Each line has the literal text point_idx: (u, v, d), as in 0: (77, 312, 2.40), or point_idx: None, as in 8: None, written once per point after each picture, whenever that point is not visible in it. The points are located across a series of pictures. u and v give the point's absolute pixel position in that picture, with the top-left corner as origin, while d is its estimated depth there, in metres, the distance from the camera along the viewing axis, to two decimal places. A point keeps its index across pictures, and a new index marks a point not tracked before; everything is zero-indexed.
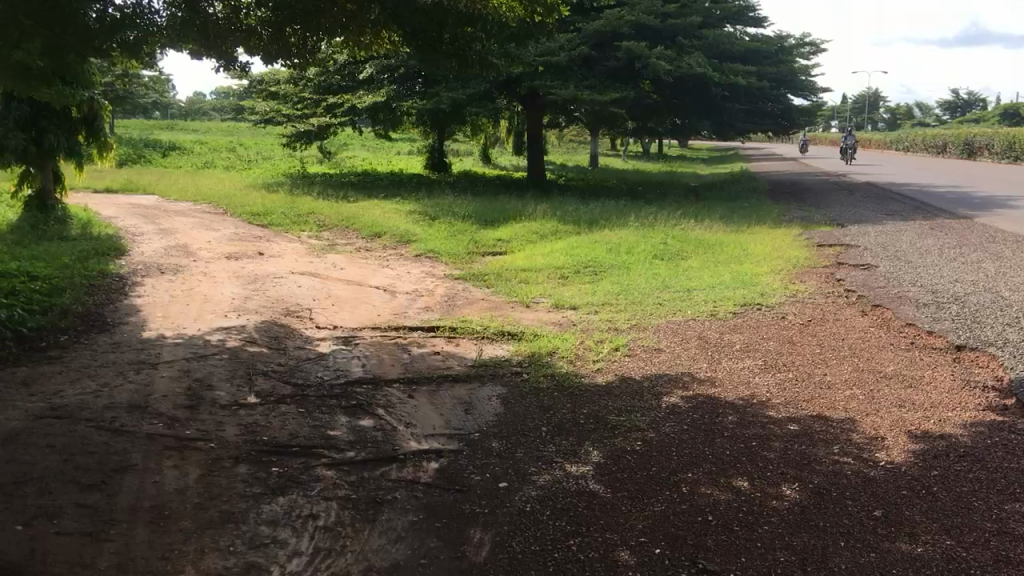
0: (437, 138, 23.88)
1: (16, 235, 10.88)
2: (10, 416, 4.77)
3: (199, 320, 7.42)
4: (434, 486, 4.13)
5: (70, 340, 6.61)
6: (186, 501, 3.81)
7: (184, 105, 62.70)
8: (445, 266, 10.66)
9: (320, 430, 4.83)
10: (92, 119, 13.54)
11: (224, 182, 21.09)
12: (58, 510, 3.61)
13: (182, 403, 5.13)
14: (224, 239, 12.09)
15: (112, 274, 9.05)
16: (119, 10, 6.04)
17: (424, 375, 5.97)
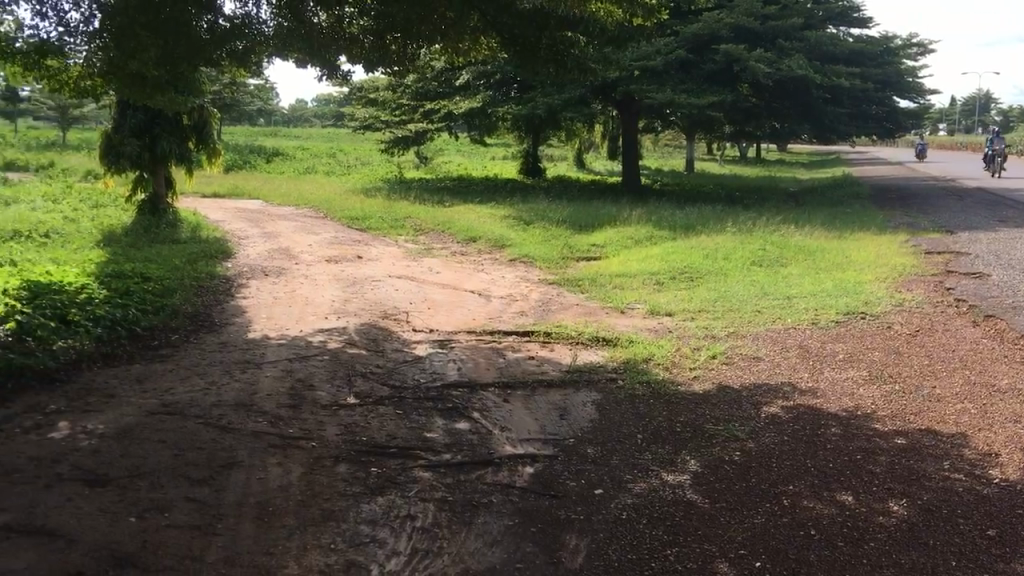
0: (532, 143, 23.95)
1: (131, 237, 11.37)
2: (125, 411, 4.98)
3: (300, 322, 7.62)
4: (530, 491, 4.14)
5: (180, 339, 6.87)
6: (289, 498, 3.91)
7: (288, 112, 64.51)
8: (539, 270, 10.68)
9: (417, 432, 4.90)
10: (202, 126, 14.05)
11: (324, 187, 21.60)
12: (170, 503, 3.75)
13: (285, 402, 5.27)
14: (324, 243, 12.38)
15: (219, 276, 9.37)
16: (229, 21, 6.63)
17: (519, 380, 5.99)
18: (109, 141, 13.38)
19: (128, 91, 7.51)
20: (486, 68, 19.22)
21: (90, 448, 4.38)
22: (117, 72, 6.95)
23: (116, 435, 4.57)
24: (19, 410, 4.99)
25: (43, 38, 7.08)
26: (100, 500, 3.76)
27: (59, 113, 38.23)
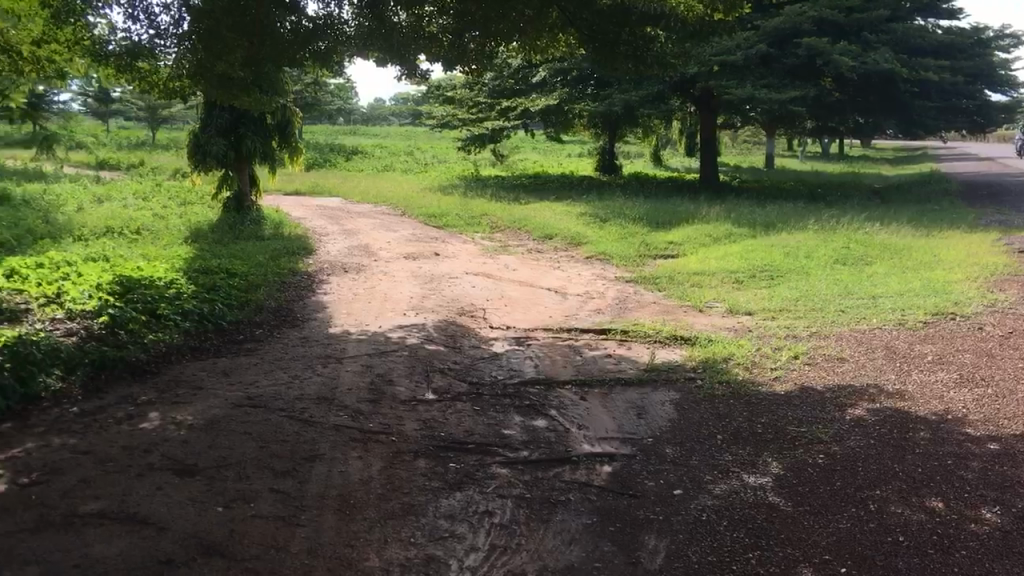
0: (609, 140, 23.82)
1: (217, 234, 11.68)
2: (212, 403, 5.12)
3: (380, 317, 7.72)
4: (609, 490, 4.12)
5: (264, 333, 7.03)
6: (370, 491, 3.97)
7: (367, 111, 65.45)
8: (616, 268, 10.62)
9: (495, 428, 4.92)
10: (285, 125, 14.36)
11: (402, 184, 21.86)
12: (255, 494, 3.84)
13: (365, 397, 5.35)
14: (403, 240, 12.53)
15: (301, 272, 9.56)
16: (312, 22, 6.79)
17: (597, 378, 5.96)
18: (197, 140, 13.79)
19: (215, 92, 7.76)
20: (563, 65, 19.20)
21: (179, 438, 4.51)
22: (205, 73, 7.18)
23: (204, 426, 4.70)
24: (113, 400, 5.17)
25: (136, 41, 7.38)
26: (189, 489, 3.87)
27: (149, 114, 39.50)
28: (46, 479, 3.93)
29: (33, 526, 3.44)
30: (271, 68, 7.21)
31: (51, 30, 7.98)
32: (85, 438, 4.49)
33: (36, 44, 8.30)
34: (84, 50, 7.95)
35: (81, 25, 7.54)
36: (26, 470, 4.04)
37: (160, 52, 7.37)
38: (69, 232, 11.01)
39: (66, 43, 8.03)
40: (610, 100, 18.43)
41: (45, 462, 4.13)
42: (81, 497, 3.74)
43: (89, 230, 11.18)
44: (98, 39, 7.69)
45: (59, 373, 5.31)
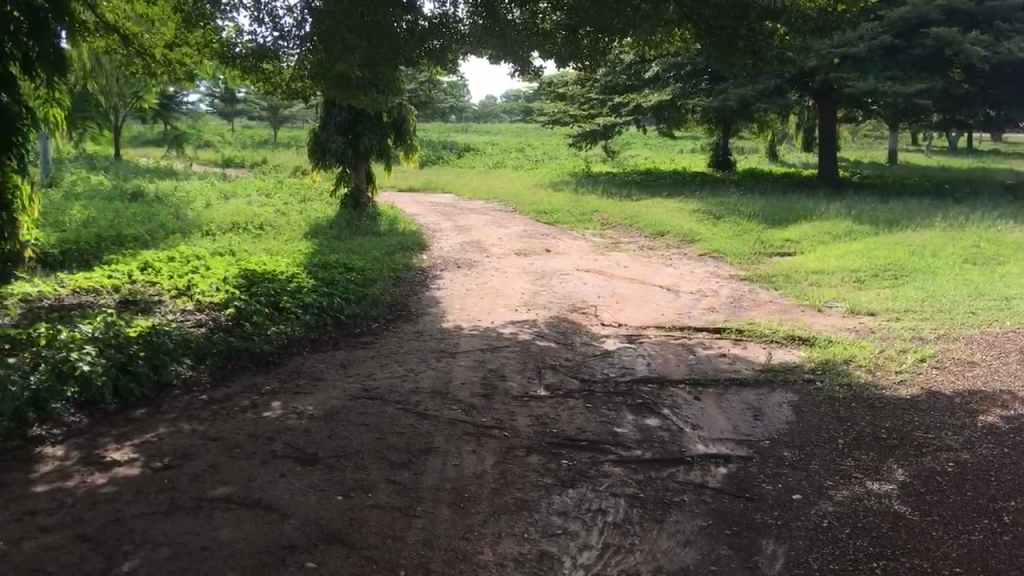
0: (723, 136, 23.38)
1: (335, 230, 12.01)
2: (331, 394, 5.27)
3: (492, 313, 7.78)
4: (724, 492, 4.04)
5: (380, 327, 7.19)
6: (484, 486, 4.00)
7: (479, 109, 66.13)
8: (730, 266, 10.41)
9: (607, 426, 4.89)
10: (400, 124, 14.68)
11: (512, 181, 22.01)
12: (373, 485, 3.93)
13: (478, 392, 5.40)
14: (514, 237, 12.59)
15: (416, 267, 9.73)
16: (428, 21, 7.00)
17: (711, 378, 5.86)
18: (316, 138, 14.21)
19: (334, 92, 7.97)
20: (677, 60, 18.94)
21: (300, 428, 4.65)
22: (326, 73, 7.38)
23: (324, 416, 4.84)
24: (238, 389, 5.38)
25: (261, 42, 7.65)
26: (310, 478, 3.99)
27: (271, 113, 40.90)
28: (178, 463, 4.12)
29: (166, 508, 3.60)
30: (389, 68, 7.37)
31: (182, 34, 8.34)
32: (213, 425, 4.68)
33: (168, 47, 8.68)
34: (212, 53, 8.29)
35: (210, 29, 7.86)
36: (159, 454, 4.24)
37: (283, 53, 7.62)
38: (198, 227, 11.51)
39: (197, 46, 8.38)
40: (725, 95, 18.09)
41: (177, 447, 4.33)
42: (209, 482, 3.90)
43: (216, 226, 11.66)
44: (225, 41, 8.00)
45: (189, 362, 5.56)
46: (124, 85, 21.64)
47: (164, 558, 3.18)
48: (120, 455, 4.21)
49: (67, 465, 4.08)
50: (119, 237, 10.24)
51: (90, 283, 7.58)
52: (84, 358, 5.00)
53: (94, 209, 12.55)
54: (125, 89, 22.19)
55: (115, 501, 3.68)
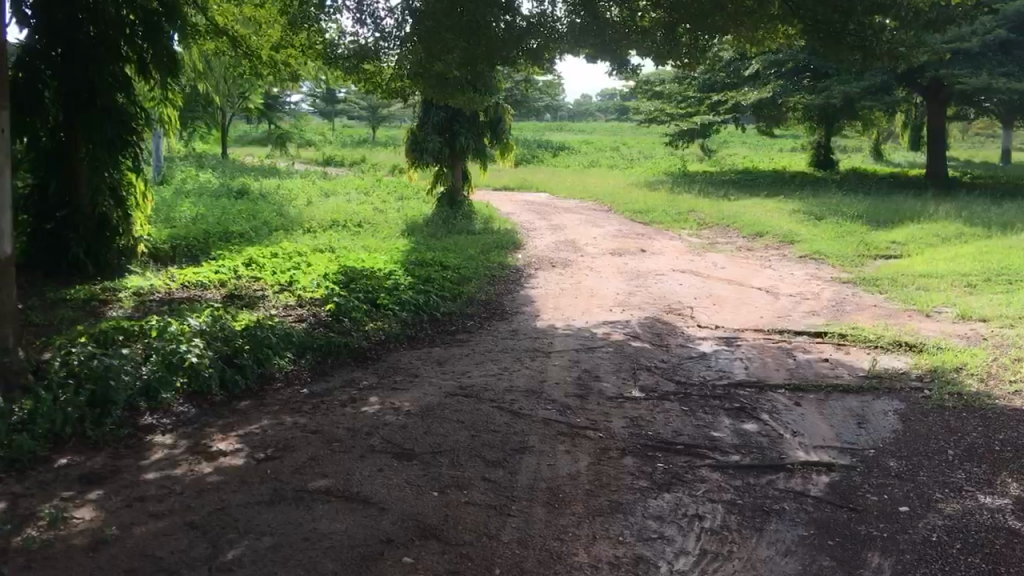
0: (825, 134, 22.77)
1: (431, 228, 12.15)
2: (427, 391, 5.32)
3: (586, 313, 7.75)
4: (826, 502, 3.93)
5: (475, 325, 7.23)
6: (578, 487, 3.98)
7: (575, 108, 66.01)
8: (833, 268, 10.12)
9: (704, 430, 4.81)
10: (496, 122, 14.77)
11: (607, 180, 21.90)
12: (469, 482, 3.95)
13: (573, 392, 5.38)
14: (609, 236, 12.51)
15: (510, 266, 9.76)
16: (526, 20, 7.07)
17: (812, 383, 5.70)
18: (414, 137, 14.43)
19: (433, 91, 8.08)
20: (779, 56, 18.52)
21: (397, 423, 4.72)
22: (425, 73, 7.48)
23: (420, 413, 4.90)
24: (337, 384, 5.49)
25: (363, 43, 7.79)
26: (407, 473, 4.04)
27: (370, 112, 41.69)
28: (279, 455, 4.23)
29: (269, 499, 3.70)
30: (487, 68, 7.43)
31: (287, 36, 8.56)
32: (313, 418, 4.79)
33: (274, 49, 8.91)
34: (316, 54, 8.50)
35: (314, 31, 8.04)
36: (262, 445, 4.36)
37: (383, 53, 7.76)
38: (299, 224, 11.81)
39: (301, 47, 8.59)
40: (829, 93, 17.60)
41: (279, 439, 4.44)
42: (310, 474, 3.99)
43: (316, 223, 11.93)
44: (328, 42, 8.19)
45: (291, 356, 5.69)
46: (231, 87, 22.38)
47: (266, 547, 3.27)
48: (226, 445, 4.35)
49: (176, 453, 4.23)
50: (225, 233, 10.59)
51: (198, 277, 7.85)
52: (193, 351, 5.17)
53: (201, 206, 13.00)
54: (233, 90, 22.93)
55: (220, 490, 3.80)
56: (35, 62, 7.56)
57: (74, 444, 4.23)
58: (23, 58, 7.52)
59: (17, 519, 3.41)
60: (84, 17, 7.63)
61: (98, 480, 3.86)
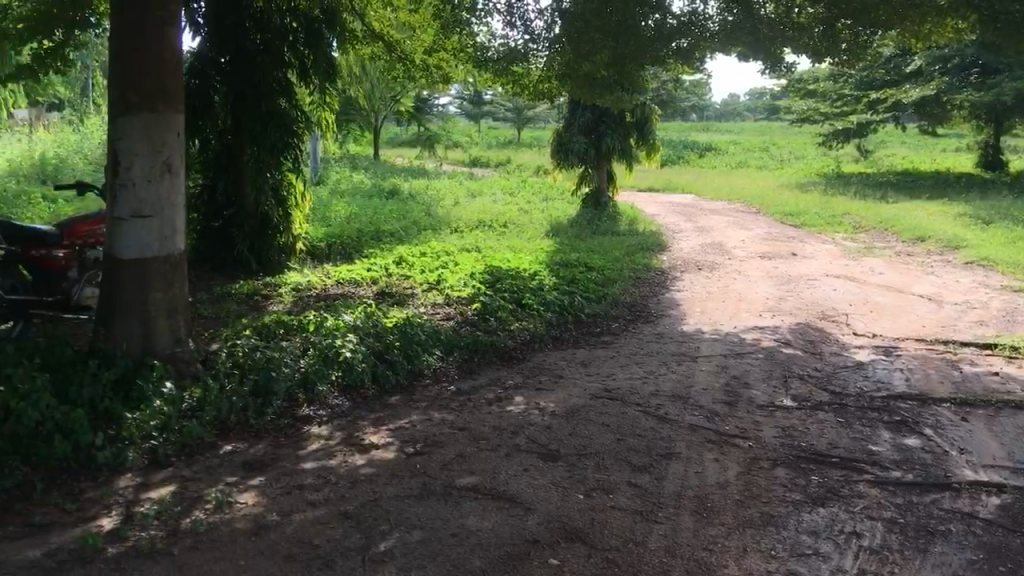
0: (994, 134, 21.45)
1: (576, 229, 12.18)
2: (572, 392, 5.32)
3: (735, 318, 7.57)
4: (998, 525, 3.68)
5: (620, 327, 7.17)
6: (727, 496, 3.88)
7: (723, 107, 64.66)
8: (1002, 276, 9.51)
9: (861, 443, 4.60)
10: (643, 124, 14.65)
11: (756, 182, 21.39)
12: (614, 486, 3.91)
13: (721, 399, 5.26)
14: (758, 239, 12.18)
15: (656, 268, 9.65)
16: (677, 19, 6.98)
17: (981, 398, 5.36)
18: (561, 139, 14.55)
19: (581, 92, 8.09)
20: (943, 51, 17.61)
21: (542, 423, 4.73)
22: (574, 74, 7.53)
23: (565, 414, 4.89)
24: (484, 382, 5.55)
25: (512, 45, 7.89)
26: (552, 473, 4.04)
27: (516, 113, 42.19)
28: (428, 450, 4.31)
29: (418, 493, 3.78)
30: (635, 69, 7.41)
31: (440, 40, 8.75)
32: (460, 416, 4.86)
33: (427, 52, 9.11)
34: (467, 57, 8.64)
35: (465, 33, 8.19)
36: (412, 440, 4.46)
37: (532, 54, 7.84)
38: (447, 224, 12.06)
39: (452, 51, 8.78)
40: (999, 89, 16.61)
41: (427, 434, 4.53)
42: (457, 470, 4.05)
43: (464, 223, 12.16)
44: (478, 45, 8.32)
45: (439, 353, 5.81)
46: (384, 90, 23.15)
47: (416, 541, 3.33)
48: (377, 438, 4.47)
49: (330, 444, 4.38)
50: (377, 232, 10.92)
51: (351, 275, 8.11)
52: (347, 346, 5.35)
53: (355, 205, 13.48)
54: (385, 94, 23.72)
55: (372, 482, 3.91)
56: (205, 67, 8.09)
57: (237, 431, 4.44)
58: (194, 63, 8.05)
59: (186, 502, 3.60)
60: (251, 26, 8.06)
61: (259, 467, 4.04)
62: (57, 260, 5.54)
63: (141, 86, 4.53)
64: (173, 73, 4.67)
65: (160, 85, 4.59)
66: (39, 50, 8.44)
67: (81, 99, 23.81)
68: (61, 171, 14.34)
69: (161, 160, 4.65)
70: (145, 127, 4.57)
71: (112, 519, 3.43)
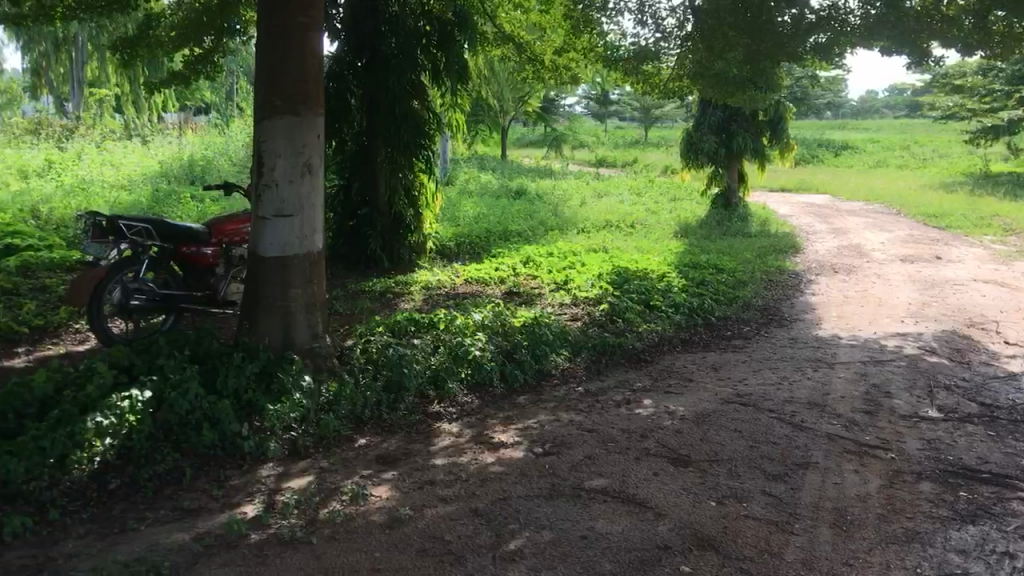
0: None
1: (705, 230, 11.96)
2: (703, 397, 5.21)
3: (874, 323, 7.26)
4: None
5: (752, 331, 7.00)
6: (868, 510, 3.71)
7: (860, 104, 62.31)
8: None
9: (1014, 459, 4.33)
10: (776, 122, 14.36)
11: (895, 181, 20.51)
12: (748, 495, 3.81)
13: (860, 408, 5.05)
14: (898, 242, 11.67)
15: (790, 271, 9.38)
16: (816, 14, 6.77)
17: None
18: (690, 138, 14.42)
19: (713, 92, 7.95)
20: None
21: (672, 428, 4.66)
22: (706, 72, 7.40)
23: (696, 419, 4.80)
24: (612, 384, 5.51)
25: (644, 44, 7.78)
26: (683, 479, 3.97)
27: (643, 113, 41.83)
28: (557, 451, 4.30)
29: (548, 493, 3.78)
30: (771, 67, 7.23)
31: (570, 40, 8.74)
32: (589, 417, 4.83)
33: (557, 53, 9.10)
34: (597, 56, 8.60)
35: (596, 33, 8.13)
36: (540, 440, 4.46)
37: (664, 53, 7.73)
38: (574, 224, 12.05)
39: (583, 50, 8.75)
40: None
41: (556, 435, 4.53)
42: (586, 472, 4.03)
43: (591, 224, 12.12)
44: (609, 44, 8.28)
45: (567, 354, 5.80)
46: (513, 91, 23.36)
47: (547, 541, 3.33)
48: (506, 437, 4.49)
49: (460, 442, 4.43)
50: (505, 232, 11.01)
51: (479, 274, 8.20)
52: (476, 345, 5.41)
53: (483, 205, 13.64)
54: (513, 95, 23.91)
55: (502, 480, 3.93)
56: (342, 70, 8.34)
57: (372, 426, 4.56)
58: (332, 67, 8.31)
59: (323, 492, 3.71)
60: (386, 30, 8.28)
61: (392, 462, 4.13)
62: (206, 256, 5.82)
63: (284, 89, 4.70)
64: (314, 78, 4.82)
65: (302, 89, 4.74)
66: (189, 57, 8.88)
67: (227, 103, 24.97)
68: (208, 172, 15.07)
69: (301, 161, 4.80)
70: (288, 129, 4.73)
71: (254, 507, 3.56)
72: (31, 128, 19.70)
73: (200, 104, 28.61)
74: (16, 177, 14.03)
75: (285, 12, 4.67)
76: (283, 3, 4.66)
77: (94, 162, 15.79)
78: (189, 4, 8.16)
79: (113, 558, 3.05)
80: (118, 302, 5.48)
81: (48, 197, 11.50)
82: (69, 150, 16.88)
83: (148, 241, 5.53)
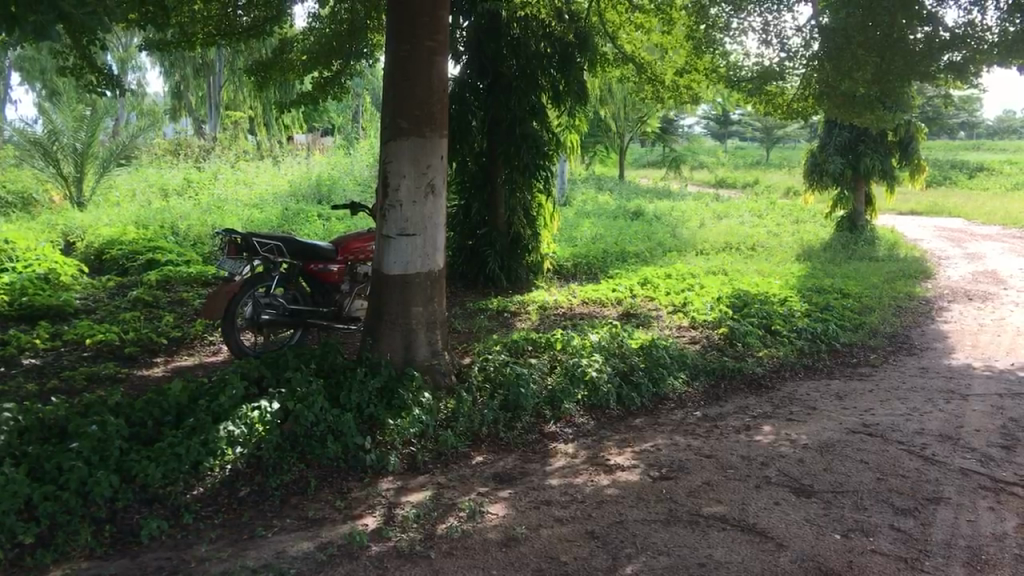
0: None
1: (829, 254, 11.61)
2: (826, 426, 5.05)
3: (1011, 354, 6.89)
4: None
5: (879, 358, 6.74)
6: (1005, 549, 3.50)
7: (998, 124, 59.38)
8: None
9: None
10: (907, 143, 13.93)
11: None
12: (875, 529, 3.66)
13: (997, 442, 4.79)
14: None
15: (921, 297, 9.03)
16: (951, 31, 6.49)
17: None
18: (816, 159, 14.18)
19: (840, 113, 7.76)
20: None
21: (795, 456, 4.53)
22: (833, 91, 7.27)
23: (819, 448, 4.66)
24: (731, 409, 5.40)
25: (767, 64, 7.68)
26: (806, 510, 3.85)
27: (766, 133, 41.11)
28: (674, 476, 4.24)
29: (665, 518, 3.73)
30: (902, 86, 7.02)
31: (693, 61, 8.64)
32: (707, 442, 4.75)
33: (677, 73, 9.00)
34: (718, 76, 8.48)
35: (719, 53, 8.05)
36: (657, 464, 4.41)
37: (789, 71, 7.64)
38: (692, 246, 11.95)
39: (705, 71, 8.63)
40: None
41: (674, 459, 4.46)
42: (705, 498, 3.96)
43: (710, 246, 11.92)
44: (732, 64, 8.15)
45: (684, 377, 5.73)
46: (632, 112, 23.36)
47: (663, 567, 3.29)
48: (622, 459, 4.46)
49: (576, 462, 4.43)
50: (623, 254, 10.96)
51: (597, 295, 8.19)
52: (592, 365, 5.41)
53: (601, 226, 13.63)
54: (632, 115, 23.84)
55: (618, 503, 3.90)
56: (464, 92, 8.44)
57: (489, 443, 4.62)
58: (454, 89, 8.41)
59: (442, 508, 3.77)
60: (506, 52, 8.38)
61: (509, 480, 4.15)
62: (332, 273, 6.01)
63: (410, 111, 4.81)
64: (440, 101, 4.93)
65: (428, 111, 4.85)
66: (319, 78, 9.24)
67: (353, 125, 25.77)
68: (333, 191, 15.57)
69: (425, 182, 4.90)
70: (412, 150, 4.84)
71: (375, 519, 3.65)
72: (173, 149, 20.86)
73: (327, 125, 29.66)
74: (157, 196, 14.87)
75: (413, 36, 4.80)
76: (411, 28, 4.80)
77: (228, 181, 16.53)
78: (319, 28, 8.48)
79: (242, 563, 3.17)
80: (249, 317, 5.73)
81: (187, 215, 12.13)
82: (207, 170, 17.81)
83: (278, 258, 5.75)
